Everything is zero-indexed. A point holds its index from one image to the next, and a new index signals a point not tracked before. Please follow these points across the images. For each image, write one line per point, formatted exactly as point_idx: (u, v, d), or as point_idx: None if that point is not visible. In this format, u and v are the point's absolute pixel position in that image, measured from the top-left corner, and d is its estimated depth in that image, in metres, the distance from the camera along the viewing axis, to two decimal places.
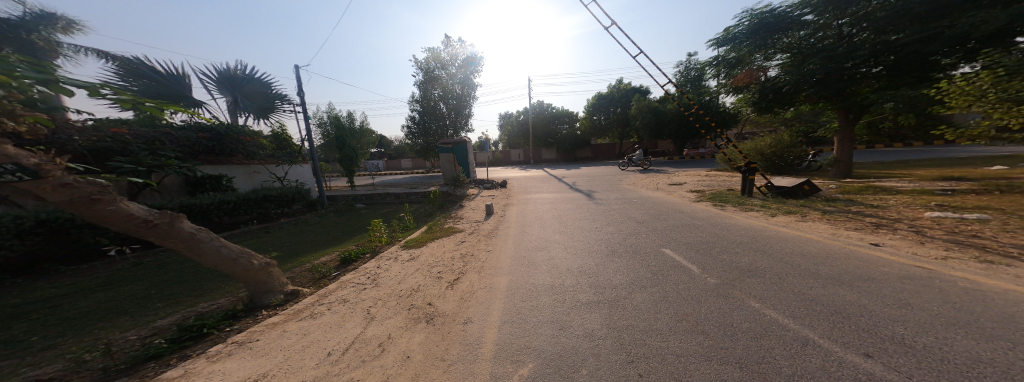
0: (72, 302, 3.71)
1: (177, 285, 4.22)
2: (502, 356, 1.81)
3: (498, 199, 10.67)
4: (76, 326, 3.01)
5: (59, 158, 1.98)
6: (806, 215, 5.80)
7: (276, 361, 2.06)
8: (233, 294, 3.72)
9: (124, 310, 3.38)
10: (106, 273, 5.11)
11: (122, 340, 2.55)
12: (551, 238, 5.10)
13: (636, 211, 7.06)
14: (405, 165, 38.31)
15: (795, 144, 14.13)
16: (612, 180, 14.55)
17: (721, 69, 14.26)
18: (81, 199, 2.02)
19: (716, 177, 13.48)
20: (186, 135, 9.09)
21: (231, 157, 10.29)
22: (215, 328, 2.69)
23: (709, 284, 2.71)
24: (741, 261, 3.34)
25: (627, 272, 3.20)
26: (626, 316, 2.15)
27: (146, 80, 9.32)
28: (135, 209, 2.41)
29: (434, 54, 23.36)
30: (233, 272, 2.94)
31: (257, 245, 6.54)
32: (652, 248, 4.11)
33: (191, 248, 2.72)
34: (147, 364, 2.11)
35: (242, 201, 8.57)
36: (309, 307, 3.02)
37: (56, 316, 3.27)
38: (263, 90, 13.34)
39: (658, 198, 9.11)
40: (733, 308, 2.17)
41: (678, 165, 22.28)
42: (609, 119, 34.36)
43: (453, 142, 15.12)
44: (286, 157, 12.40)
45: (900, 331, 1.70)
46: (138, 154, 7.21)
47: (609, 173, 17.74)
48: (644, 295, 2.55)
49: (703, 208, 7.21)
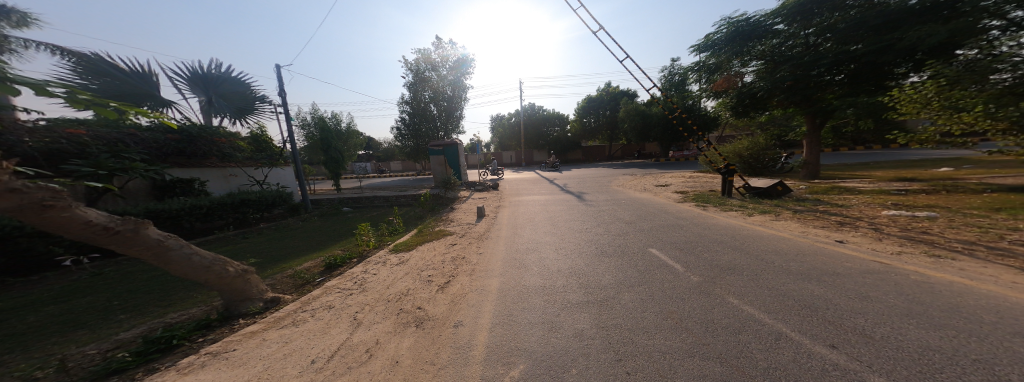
0: (21, 316, 3.38)
1: (144, 295, 3.94)
2: (493, 358, 1.81)
3: (490, 201, 10.65)
4: (27, 341, 2.75)
5: (6, 160, 1.80)
6: (780, 214, 6.19)
7: (255, 371, 1.97)
8: (208, 303, 3.51)
9: (84, 323, 3.12)
10: (60, 285, 4.68)
11: (80, 356, 2.36)
12: (541, 239, 5.16)
13: (624, 212, 7.25)
14: (394, 167, 37.50)
15: (769, 147, 14.96)
16: (601, 181, 14.87)
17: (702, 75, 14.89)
18: (31, 205, 1.84)
19: (698, 178, 14.08)
20: (154, 137, 8.43)
21: (204, 160, 9.60)
22: (186, 339, 2.53)
23: (690, 281, 2.86)
24: (722, 259, 3.51)
25: (615, 272, 3.29)
26: (614, 316, 2.21)
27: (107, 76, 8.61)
28: (94, 215, 2.22)
29: (425, 55, 22.86)
30: (207, 281, 2.76)
31: (232, 251, 6.18)
32: (639, 248, 4.25)
33: (160, 256, 2.54)
34: (110, 379, 1.96)
35: (217, 206, 8.07)
36: (291, 314, 2.90)
37: (4, 331, 2.98)
38: (241, 89, 12.62)
39: (645, 199, 9.41)
40: (713, 304, 2.30)
41: (663, 166, 22.99)
42: (599, 121, 35.03)
43: (444, 144, 14.90)
44: (266, 160, 11.71)
45: (861, 322, 1.85)
46: (98, 157, 6.65)
47: (599, 175, 18.09)
48: (632, 294, 2.63)
49: (687, 209, 7.50)
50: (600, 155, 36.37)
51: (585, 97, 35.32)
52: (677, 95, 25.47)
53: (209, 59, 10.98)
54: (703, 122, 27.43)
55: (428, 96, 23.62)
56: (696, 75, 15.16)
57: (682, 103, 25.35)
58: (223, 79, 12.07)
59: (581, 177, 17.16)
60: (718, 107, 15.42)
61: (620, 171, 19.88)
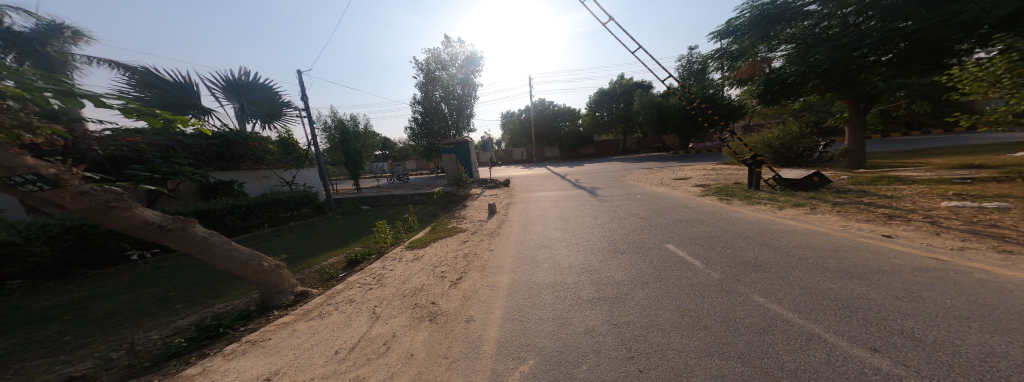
0: (99, 304, 3.88)
1: (194, 287, 4.36)
2: (503, 352, 1.85)
3: (501, 198, 10.69)
4: (105, 326, 3.17)
5: (75, 167, 2.06)
6: (815, 207, 5.69)
7: (286, 359, 2.14)
8: (247, 295, 3.82)
9: (147, 311, 3.53)
10: (128, 277, 5.30)
11: (144, 340, 2.67)
12: (553, 236, 5.11)
13: (640, 207, 7.02)
14: (409, 167, 38.77)
15: (804, 135, 13.82)
16: (615, 176, 14.48)
17: (724, 62, 14.15)
18: (98, 206, 2.10)
19: (723, 171, 13.31)
20: (197, 142, 9.25)
21: (240, 163, 10.44)
22: (231, 328, 2.77)
23: (710, 277, 2.74)
24: (747, 255, 3.30)
25: (629, 269, 3.19)
26: (626, 312, 2.16)
27: (157, 90, 9.63)
28: (150, 215, 2.48)
29: (434, 54, 23.25)
30: (246, 275, 3.00)
31: (267, 248, 6.69)
32: (655, 243, 4.10)
33: (205, 251, 2.77)
34: (169, 362, 2.24)
35: (254, 206, 8.76)
36: (317, 307, 3.10)
37: (86, 316, 3.44)
38: (269, 96, 13.51)
39: (662, 193, 9.01)
40: (736, 302, 2.18)
41: (682, 158, 22.01)
42: (613, 115, 34.02)
43: (455, 142, 15.06)
44: (294, 162, 12.52)
45: (911, 324, 1.67)
46: (153, 162, 7.49)
47: (615, 169, 17.55)
48: (646, 291, 2.54)
49: (709, 202, 7.10)
50: (614, 150, 35.71)
51: (597, 90, 34.14)
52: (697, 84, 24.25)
53: (238, 68, 11.83)
54: (726, 111, 25.89)
55: (439, 95, 24.09)
56: (717, 63, 14.45)
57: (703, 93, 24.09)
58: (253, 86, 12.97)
59: (593, 172, 16.81)
60: (744, 95, 14.50)
61: (637, 165, 19.22)
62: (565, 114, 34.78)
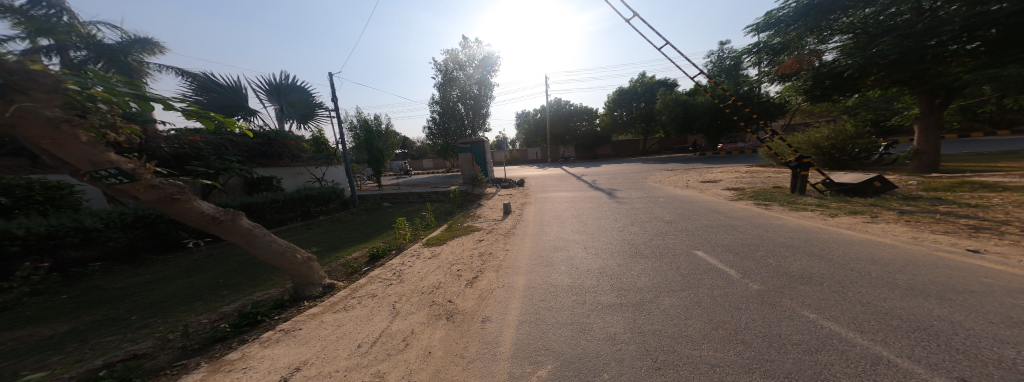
0: (161, 287, 4.42)
1: (237, 275, 4.80)
2: (520, 356, 1.79)
3: (516, 198, 10.65)
4: (165, 308, 3.59)
5: (148, 163, 2.38)
6: (877, 216, 4.98)
7: (315, 350, 2.26)
8: (281, 285, 4.14)
9: (198, 296, 3.95)
10: (186, 263, 5.97)
11: (195, 324, 2.97)
12: (569, 238, 4.96)
13: (663, 211, 6.59)
14: (426, 165, 39.96)
15: (861, 135, 12.31)
16: (636, 177, 13.83)
17: (763, 57, 13.15)
18: (164, 199, 2.42)
19: (760, 173, 12.20)
20: (244, 142, 10.33)
21: (280, 160, 11.42)
22: (267, 316, 2.99)
23: (746, 288, 2.47)
24: (791, 266, 2.94)
25: (653, 274, 3.00)
26: (651, 320, 2.02)
27: (214, 94, 10.97)
28: (206, 207, 2.78)
29: (452, 55, 23.86)
30: (282, 265, 3.23)
31: (300, 241, 7.23)
32: (682, 249, 3.82)
33: (249, 242, 3.03)
34: (216, 346, 2.48)
35: (289, 201, 9.53)
36: (343, 300, 3.26)
37: (149, 299, 3.92)
38: (304, 97, 14.82)
39: (689, 196, 8.39)
40: (779, 316, 1.93)
41: (712, 160, 20.57)
42: (632, 115, 32.98)
43: (471, 142, 15.28)
44: (324, 160, 13.60)
45: (1014, 355, 1.36)
46: (208, 160, 8.50)
47: (636, 170, 16.78)
48: (673, 299, 2.36)
49: (743, 207, 6.48)
50: (633, 151, 34.63)
51: (618, 89, 33.17)
52: (729, 81, 22.68)
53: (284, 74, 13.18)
54: (763, 110, 24.06)
55: (455, 95, 24.70)
56: (755, 57, 13.48)
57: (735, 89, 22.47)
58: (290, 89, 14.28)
59: (612, 173, 16.19)
60: (788, 91, 13.34)
61: (660, 166, 18.23)
62: (582, 114, 34.38)
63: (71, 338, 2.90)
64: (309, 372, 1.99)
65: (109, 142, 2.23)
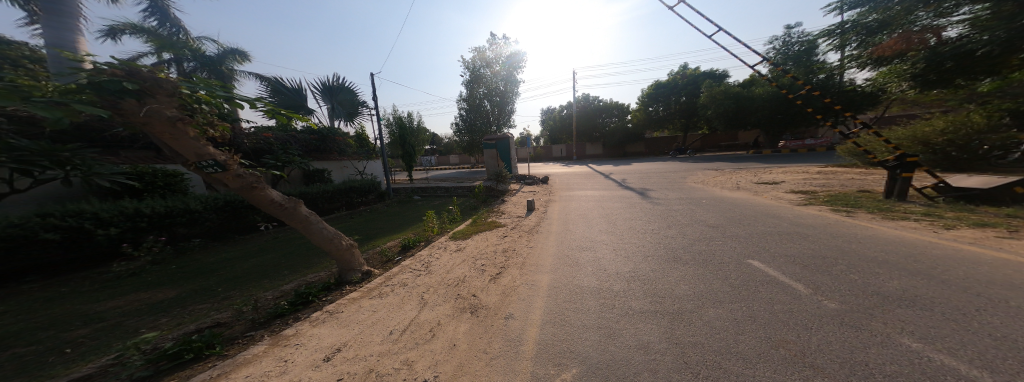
0: (241, 264, 5.26)
1: (294, 257, 5.49)
2: (544, 356, 1.71)
3: (540, 195, 10.42)
4: (242, 282, 4.25)
5: (235, 155, 2.86)
6: (1019, 230, 3.77)
7: (353, 332, 2.46)
8: (328, 268, 4.61)
9: (266, 274, 4.61)
10: (260, 242, 7.02)
11: (263, 299, 3.45)
12: (596, 237, 4.71)
13: (705, 214, 5.83)
14: (453, 161, 41.21)
15: (994, 128, 9.69)
16: (672, 177, 12.55)
17: (851, 39, 10.50)
18: (244, 186, 2.90)
19: (838, 174, 10.21)
20: (304, 138, 11.80)
21: (330, 154, 12.77)
22: (316, 297, 3.33)
23: (820, 306, 2.03)
24: (883, 285, 2.35)
25: (695, 283, 2.65)
26: (692, 332, 1.77)
27: (282, 95, 12.68)
28: (276, 195, 3.21)
29: (479, 53, 24.41)
30: (329, 250, 3.57)
31: (347, 228, 8.05)
32: (730, 257, 3.34)
33: (306, 228, 3.41)
34: (277, 320, 2.84)
35: (337, 192, 10.56)
36: (378, 287, 3.50)
37: (230, 274, 4.67)
38: (350, 97, 16.01)
39: (740, 199, 7.32)
40: (870, 343, 1.53)
41: (770, 159, 17.84)
42: (670, 110, 30.37)
43: (497, 138, 14.69)
44: (365, 154, 14.46)
45: None
46: (278, 153, 10.06)
47: (672, 169, 15.26)
48: (721, 312, 2.03)
49: (815, 214, 5.40)
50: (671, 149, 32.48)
51: (654, 82, 30.68)
52: (798, 68, 19.88)
53: (335, 77, 14.50)
54: (846, 100, 20.63)
55: (482, 92, 25.32)
56: (838, 40, 10.82)
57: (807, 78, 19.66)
58: (339, 89, 15.60)
59: (645, 172, 14.96)
60: (885, 77, 10.28)
61: (705, 165, 16.32)
62: (611, 109, 33.39)
63: (178, 303, 3.60)
64: (348, 354, 2.15)
65: (203, 137, 2.73)
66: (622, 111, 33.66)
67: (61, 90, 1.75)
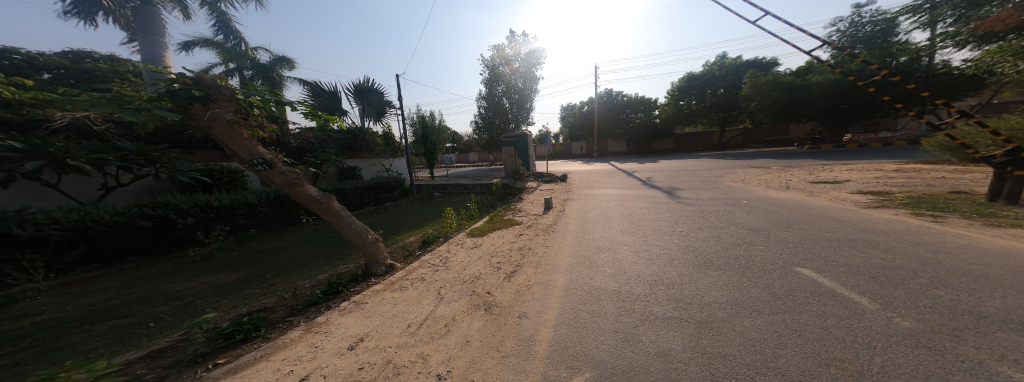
0: (282, 253, 5.80)
1: (328, 249, 5.92)
2: (557, 357, 1.62)
3: (557, 193, 10.09)
4: (284, 271, 4.67)
5: (279, 155, 3.14)
6: None
7: (375, 324, 2.56)
8: (357, 260, 4.89)
9: (304, 263, 5.02)
10: (303, 233, 7.68)
11: (302, 287, 3.76)
12: (617, 238, 4.45)
13: (745, 217, 5.17)
14: (472, 159, 42.04)
15: None
16: (706, 175, 11.42)
17: (945, 14, 9.00)
18: (286, 182, 3.17)
19: (920, 173, 8.56)
20: (338, 137, 12.65)
21: (361, 152, 13.58)
22: (345, 287, 3.52)
23: (889, 323, 1.68)
24: (983, 304, 1.87)
25: (729, 290, 2.36)
26: (720, 342, 1.57)
27: (319, 98, 13.57)
28: (313, 191, 3.45)
29: (498, 51, 24.38)
30: (357, 243, 3.76)
31: (374, 222, 8.53)
32: (774, 264, 2.94)
33: (337, 221, 3.61)
34: (312, 308, 3.07)
35: (367, 188, 11.21)
36: (399, 281, 3.62)
37: (275, 262, 5.17)
38: (379, 98, 16.26)
39: (790, 200, 6.41)
40: (957, 364, 1.22)
41: (827, 155, 15.64)
42: (705, 103, 27.96)
43: (514, 135, 14.80)
44: (391, 152, 15.15)
45: None
46: (316, 152, 10.93)
47: (705, 167, 13.94)
48: (762, 324, 1.76)
49: (890, 219, 4.53)
50: (705, 145, 30.27)
51: (687, 74, 28.47)
52: (871, 51, 17.32)
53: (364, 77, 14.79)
54: (939, 85, 17.30)
55: (501, 90, 25.33)
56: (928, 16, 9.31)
57: (883, 61, 17.17)
58: (370, 91, 15.86)
59: (672, 170, 13.85)
60: (991, 57, 7.73)
61: (746, 163, 14.70)
62: (637, 105, 32.01)
63: (235, 287, 4.06)
64: (369, 344, 2.24)
65: (252, 135, 3.06)
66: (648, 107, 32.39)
67: (149, 99, 2.11)
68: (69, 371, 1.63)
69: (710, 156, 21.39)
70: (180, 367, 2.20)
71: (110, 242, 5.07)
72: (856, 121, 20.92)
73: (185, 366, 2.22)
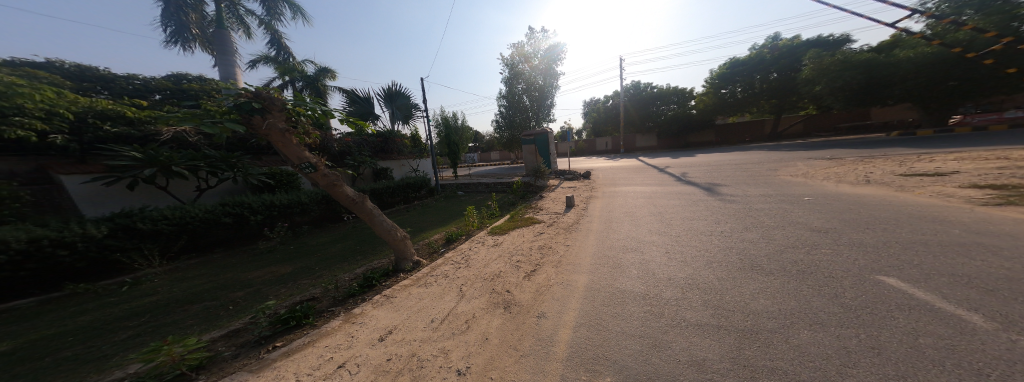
0: (329, 247, 6.43)
1: (364, 245, 6.40)
2: (576, 359, 1.54)
3: (580, 191, 9.70)
4: (328, 264, 5.15)
5: (322, 158, 3.47)
6: None
7: (402, 317, 2.68)
8: (387, 256, 5.19)
9: (344, 258, 5.48)
10: (347, 229, 8.45)
11: (342, 279, 4.11)
12: (646, 238, 4.12)
13: (805, 216, 4.42)
14: (494, 156, 42.88)
15: None
16: (753, 169, 10.14)
17: None
18: (328, 182, 3.49)
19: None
20: (371, 140, 13.65)
21: (392, 154, 14.54)
22: (377, 281, 3.76)
23: (1012, 342, 1.29)
24: None
25: (781, 298, 2.03)
26: (769, 354, 1.34)
27: (355, 105, 14.79)
28: (350, 192, 3.75)
29: (518, 49, 24.56)
30: (387, 239, 4.00)
31: (405, 220, 9.07)
32: (844, 270, 2.46)
33: (370, 219, 3.88)
34: (350, 299, 3.34)
35: (398, 188, 11.91)
36: (424, 276, 3.76)
37: (322, 256, 5.74)
38: (406, 102, 17.31)
39: (864, 196, 5.39)
40: None
41: (916, 143, 12.95)
42: (754, 90, 24.96)
43: (535, 133, 14.64)
44: (417, 153, 16.05)
45: None
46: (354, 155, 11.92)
47: (752, 161, 12.39)
48: (824, 337, 1.48)
49: (1012, 218, 3.56)
50: (755, 135, 27.74)
51: (731, 58, 25.80)
52: (986, 16, 14.08)
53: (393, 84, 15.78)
54: None
55: (521, 88, 25.37)
56: None
57: (1004, 26, 13.75)
58: (398, 96, 16.96)
59: (711, 165, 12.58)
60: None
61: (808, 154, 12.72)
62: (669, 96, 30.15)
63: (290, 278, 4.59)
64: (395, 336, 2.34)
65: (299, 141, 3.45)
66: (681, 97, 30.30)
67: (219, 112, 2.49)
68: (169, 345, 1.98)
69: (760, 147, 19.11)
70: (249, 347, 2.56)
71: (202, 236, 6.10)
72: (968, 102, 16.81)
73: (251, 346, 2.56)
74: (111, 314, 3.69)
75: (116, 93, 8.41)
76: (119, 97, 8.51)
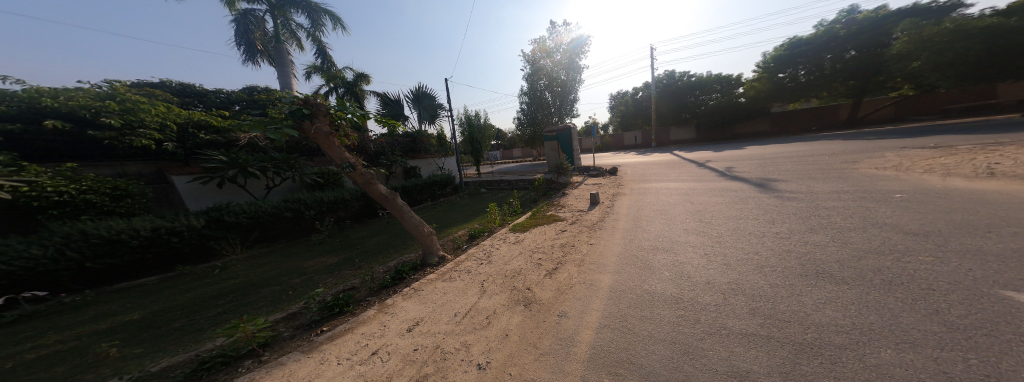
0: (368, 241, 6.99)
1: (397, 239, 6.82)
2: (599, 361, 1.43)
3: (606, 188, 9.17)
4: (366, 257, 5.58)
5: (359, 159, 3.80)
6: None
7: (428, 310, 2.77)
8: (416, 251, 5.45)
9: (379, 251, 5.89)
10: (384, 224, 9.11)
11: (378, 271, 4.42)
12: (680, 238, 3.73)
13: (893, 217, 3.62)
14: (517, 154, 42.90)
15: None
16: (818, 162, 8.67)
17: None
18: (364, 180, 3.78)
19: None
20: (402, 140, 14.59)
21: (419, 153, 15.39)
22: (407, 273, 3.96)
23: None
24: None
25: (854, 311, 1.68)
26: (838, 376, 1.11)
27: (389, 107, 15.99)
28: (383, 190, 4.03)
29: (541, 45, 24.50)
30: (416, 234, 4.19)
31: (434, 216, 9.50)
32: (947, 281, 1.96)
33: (400, 215, 4.11)
34: (385, 291, 3.55)
35: (426, 185, 12.55)
36: (449, 271, 3.85)
37: (362, 249, 6.25)
38: (431, 102, 18.30)
39: (979, 193, 4.26)
40: None
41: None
42: (821, 72, 21.40)
43: (556, 129, 14.20)
44: (442, 152, 16.79)
45: None
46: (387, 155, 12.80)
47: (817, 153, 10.62)
48: (916, 357, 1.18)
49: None
50: (824, 123, 23.87)
51: (790, 38, 22.49)
52: None
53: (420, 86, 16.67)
54: None
55: (544, 84, 25.09)
56: None
57: None
58: (424, 97, 17.99)
59: (763, 158, 11.07)
60: None
61: (898, 143, 10.53)
62: (710, 84, 27.38)
63: (335, 268, 5.04)
64: (421, 328, 2.42)
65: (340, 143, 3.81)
66: (725, 85, 27.28)
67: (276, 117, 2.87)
68: (244, 322, 2.30)
69: (829, 136, 16.34)
70: (302, 329, 2.86)
71: (271, 228, 7.05)
72: None
73: (304, 329, 2.85)
74: (204, 293, 4.42)
75: (210, 105, 10.34)
76: (210, 109, 10.40)
